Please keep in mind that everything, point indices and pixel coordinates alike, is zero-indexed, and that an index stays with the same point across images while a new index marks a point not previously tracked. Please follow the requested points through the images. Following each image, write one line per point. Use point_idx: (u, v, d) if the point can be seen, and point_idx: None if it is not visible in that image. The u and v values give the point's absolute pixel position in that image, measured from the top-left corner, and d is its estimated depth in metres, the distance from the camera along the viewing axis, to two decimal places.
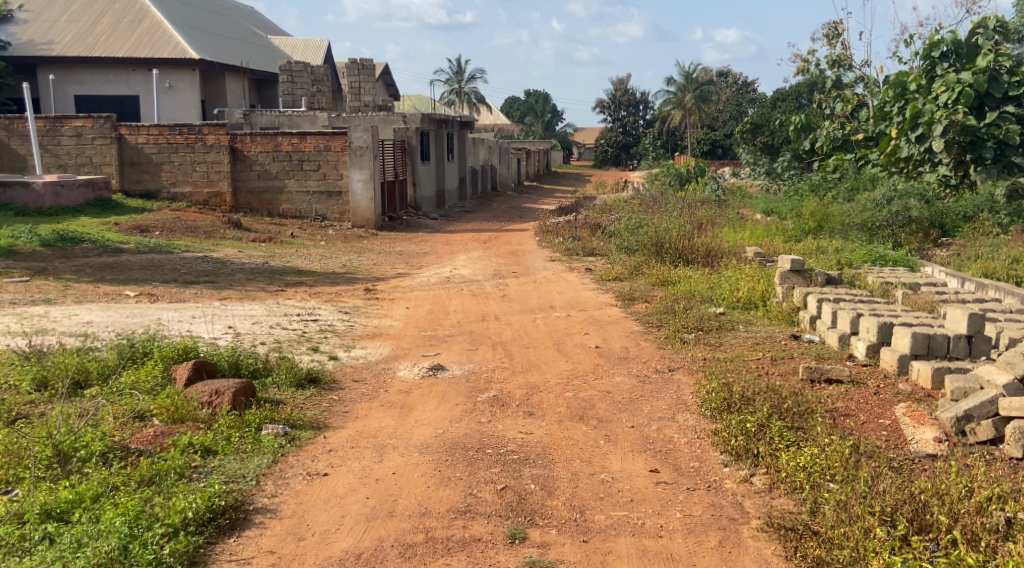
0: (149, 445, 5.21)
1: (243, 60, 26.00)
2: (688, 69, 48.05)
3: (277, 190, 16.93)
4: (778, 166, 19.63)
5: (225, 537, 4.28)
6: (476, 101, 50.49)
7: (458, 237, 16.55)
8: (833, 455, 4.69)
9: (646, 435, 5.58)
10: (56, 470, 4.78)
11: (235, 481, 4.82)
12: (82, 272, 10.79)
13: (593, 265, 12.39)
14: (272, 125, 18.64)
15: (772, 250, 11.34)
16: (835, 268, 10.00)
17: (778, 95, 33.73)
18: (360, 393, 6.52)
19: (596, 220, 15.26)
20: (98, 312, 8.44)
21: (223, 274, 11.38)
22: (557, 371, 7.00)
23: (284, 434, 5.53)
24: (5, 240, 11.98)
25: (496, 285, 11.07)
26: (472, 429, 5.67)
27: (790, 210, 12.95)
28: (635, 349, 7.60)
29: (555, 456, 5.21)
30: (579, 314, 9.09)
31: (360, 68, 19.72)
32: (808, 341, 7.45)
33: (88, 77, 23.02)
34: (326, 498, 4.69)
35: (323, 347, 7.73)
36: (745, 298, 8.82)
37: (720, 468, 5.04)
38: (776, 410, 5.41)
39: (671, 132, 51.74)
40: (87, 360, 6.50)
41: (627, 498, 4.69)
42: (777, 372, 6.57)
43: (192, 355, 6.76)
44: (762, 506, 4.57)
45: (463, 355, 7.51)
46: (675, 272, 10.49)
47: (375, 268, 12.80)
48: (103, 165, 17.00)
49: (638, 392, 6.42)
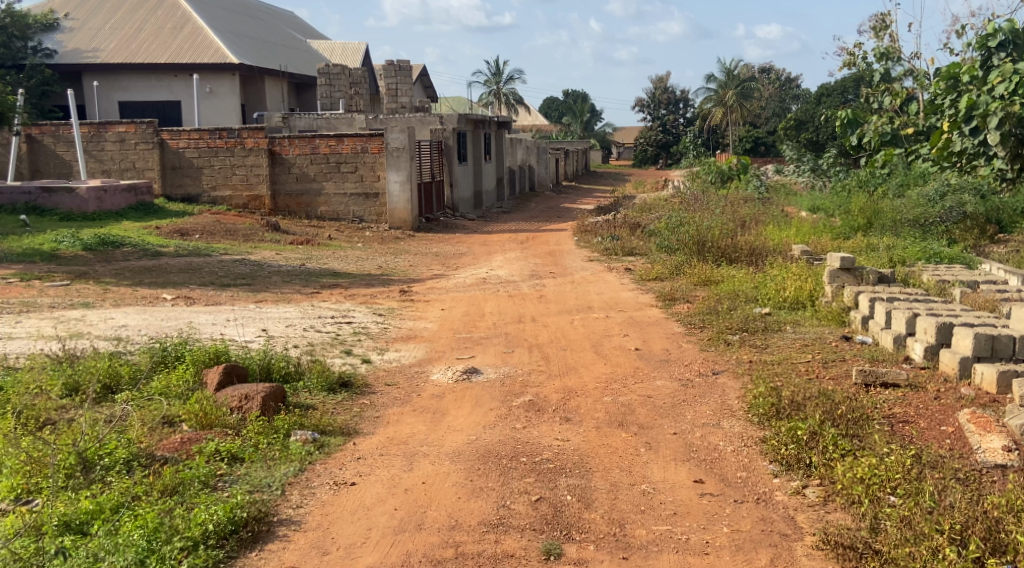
0: (175, 452, 5.06)
1: (283, 63, 26.12)
2: (730, 65, 47.28)
3: (315, 192, 16.83)
4: (825, 162, 19.09)
5: (246, 550, 4.09)
6: (515, 102, 50.31)
7: (496, 237, 16.37)
8: (893, 466, 4.35)
9: (690, 442, 5.29)
10: (78, 479, 4.63)
11: (260, 491, 4.64)
12: (122, 276, 10.77)
13: (633, 264, 12.12)
14: (311, 128, 18.60)
15: (820, 248, 10.97)
16: (887, 265, 9.59)
17: (823, 90, 33.03)
18: (393, 397, 6.34)
19: (636, 219, 14.91)
20: (134, 316, 8.35)
21: (260, 276, 11.31)
22: (595, 375, 6.74)
23: (313, 440, 5.35)
24: (49, 245, 12.05)
25: (534, 286, 10.82)
26: (507, 435, 5.43)
27: (838, 206, 12.56)
28: (677, 351, 7.31)
29: (594, 465, 4.96)
30: (618, 315, 8.83)
31: (397, 69, 19.56)
32: (861, 342, 7.09)
33: (131, 83, 23.24)
34: (353, 510, 4.48)
35: (356, 349, 7.57)
36: (792, 297, 8.46)
37: (770, 479, 4.73)
38: (829, 416, 5.10)
39: (712, 130, 51.09)
40: (120, 364, 6.41)
41: (670, 511, 4.42)
42: (828, 375, 6.25)
43: (224, 359, 6.62)
44: (817, 522, 4.27)
45: (499, 358, 7.29)
46: (718, 271, 10.16)
47: (412, 269, 12.65)
48: (145, 170, 17.12)
49: (681, 396, 6.14)
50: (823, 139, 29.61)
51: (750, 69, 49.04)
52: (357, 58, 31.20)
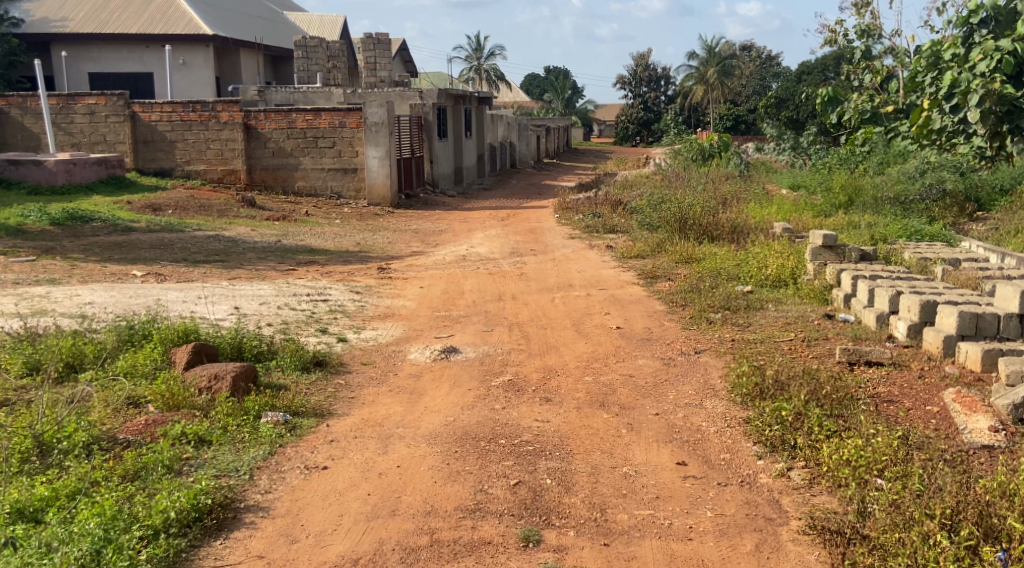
0: (138, 435, 4.91)
1: (258, 35, 25.64)
2: (711, 42, 47.07)
3: (292, 167, 16.53)
4: (806, 140, 18.94)
5: (210, 538, 3.96)
6: (496, 78, 49.91)
7: (476, 214, 16.17)
8: (880, 447, 4.24)
9: (672, 423, 5.16)
10: (34, 464, 4.48)
11: (226, 475, 4.49)
12: (91, 251, 10.51)
13: (614, 242, 11.97)
14: (287, 102, 18.26)
15: (802, 226, 10.85)
16: (869, 243, 9.50)
17: (805, 67, 32.84)
18: (368, 376, 6.18)
19: (617, 196, 14.71)
20: (102, 292, 8.11)
21: (234, 252, 11.07)
22: (576, 354, 6.60)
23: (284, 422, 5.17)
24: (15, 219, 11.75)
25: (514, 263, 10.64)
26: (485, 417, 5.28)
27: (819, 183, 12.44)
28: (659, 329, 7.19)
29: (573, 448, 4.82)
30: (599, 293, 8.69)
31: (376, 42, 19.19)
32: (843, 320, 6.98)
33: (102, 54, 22.74)
34: (325, 495, 4.34)
35: (332, 328, 7.38)
36: (774, 275, 8.34)
37: (754, 461, 4.62)
38: (814, 396, 4.98)
39: (693, 107, 50.94)
40: (84, 343, 6.19)
41: (652, 495, 4.30)
42: (811, 354, 6.13)
43: (193, 337, 6.41)
44: (802, 505, 4.16)
45: (478, 337, 7.12)
46: (698, 249, 10.01)
47: (390, 246, 12.44)
48: (117, 143, 16.77)
49: (663, 375, 6.02)
50: (803, 117, 29.49)
51: (731, 46, 48.84)
52: (335, 31, 30.71)
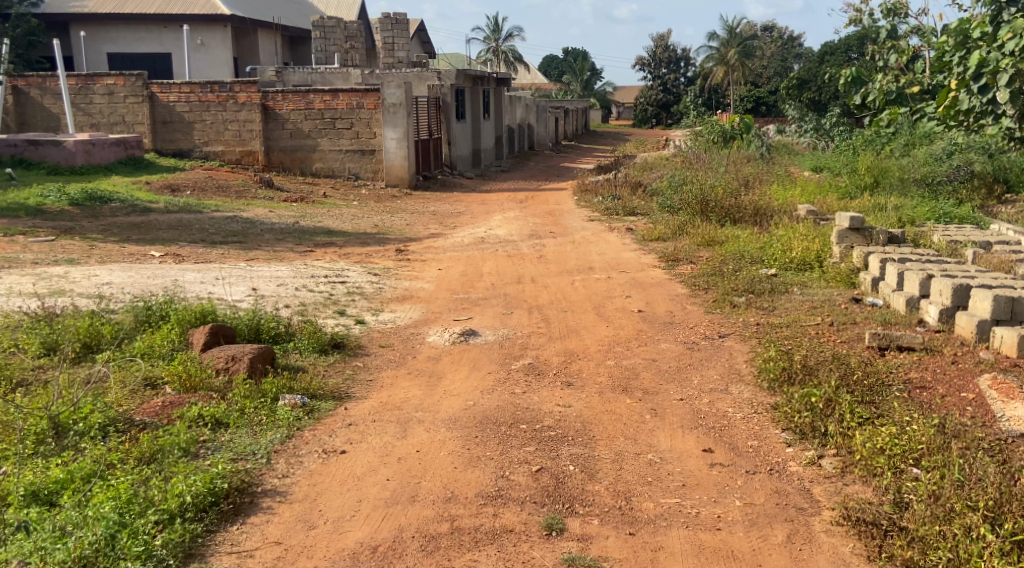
0: (155, 417, 4.85)
1: (276, 15, 25.50)
2: (732, 23, 46.48)
3: (310, 148, 16.43)
4: (828, 122, 18.72)
5: (227, 524, 3.89)
6: (514, 59, 49.59)
7: (494, 196, 16.03)
8: (917, 436, 4.11)
9: (697, 409, 5.04)
10: (49, 446, 4.43)
11: (244, 459, 4.43)
12: (109, 232, 10.48)
13: (634, 224, 11.81)
14: (305, 83, 18.16)
15: (827, 208, 10.65)
16: (897, 226, 9.31)
17: (828, 48, 32.33)
18: (387, 358, 6.10)
19: (637, 178, 14.54)
20: (120, 273, 8.06)
21: (252, 233, 11.01)
22: (597, 337, 6.48)
23: (302, 405, 5.09)
24: (35, 199, 11.73)
25: (533, 246, 10.52)
26: (506, 401, 5.18)
27: (844, 165, 12.22)
28: (682, 313, 7.06)
29: (596, 433, 4.72)
30: (620, 276, 8.56)
31: (394, 22, 19.02)
32: (871, 305, 6.82)
33: (120, 34, 22.68)
34: (344, 480, 4.26)
35: (350, 310, 7.30)
36: (799, 258, 8.16)
37: (783, 448, 4.49)
38: (844, 382, 4.85)
39: (713, 89, 50.50)
40: (101, 323, 6.13)
41: (678, 483, 4.19)
42: (840, 338, 5.98)
43: (211, 318, 6.34)
44: (834, 495, 4.04)
45: (497, 319, 7.02)
46: (721, 231, 9.84)
47: (408, 228, 12.34)
48: (136, 124, 16.75)
49: (687, 359, 5.90)
50: (825, 99, 29.14)
51: (752, 27, 48.22)
52: (353, 12, 30.52)
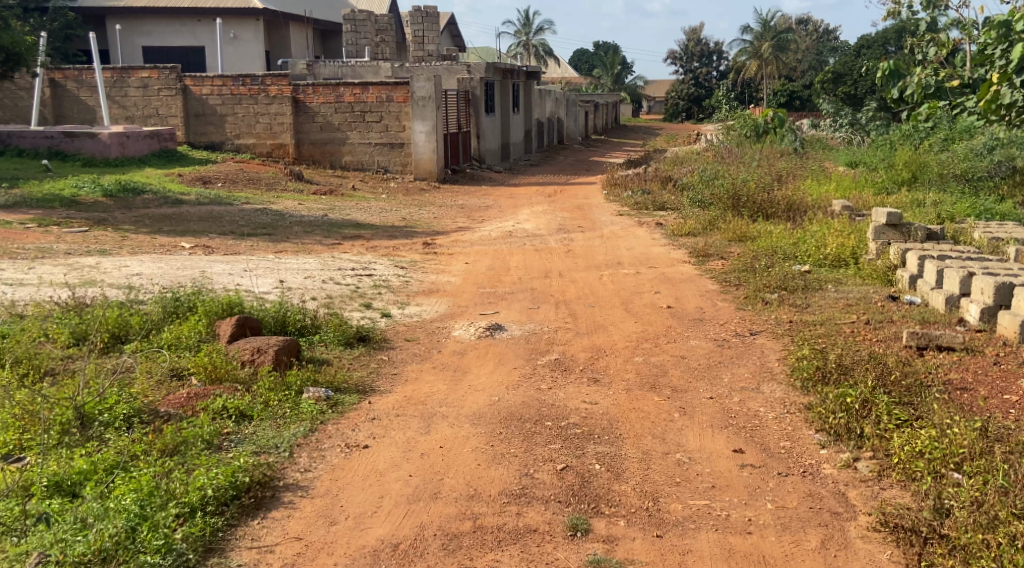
0: (180, 408, 4.82)
1: (308, 8, 25.56)
2: (766, 16, 45.87)
3: (340, 141, 16.42)
4: (865, 116, 18.45)
5: (248, 518, 3.84)
6: (545, 53, 49.38)
7: (523, 190, 15.93)
8: (957, 438, 3.96)
9: (728, 408, 4.92)
10: (74, 436, 4.41)
11: (266, 452, 4.38)
12: (141, 223, 10.52)
13: (664, 219, 11.65)
14: (336, 76, 18.15)
15: (862, 204, 10.41)
16: (936, 222, 9.08)
17: (865, 41, 31.78)
18: (412, 352, 6.03)
19: (668, 172, 14.35)
20: (149, 264, 8.06)
21: (281, 226, 11.00)
22: (625, 333, 6.36)
23: (326, 398, 5.04)
24: (69, 190, 11.81)
25: (562, 240, 10.41)
26: (531, 397, 5.09)
27: (881, 160, 11.98)
28: (712, 309, 6.92)
29: (624, 432, 4.61)
30: (649, 271, 8.43)
31: (424, 15, 18.96)
32: (909, 303, 6.64)
33: (155, 28, 22.85)
34: (366, 475, 4.20)
35: (376, 303, 7.24)
36: (834, 255, 7.98)
37: (817, 450, 4.37)
38: (881, 383, 4.70)
39: (746, 83, 49.97)
40: (130, 314, 6.12)
41: (708, 484, 4.07)
42: (876, 337, 5.82)
43: (238, 310, 6.30)
44: (871, 499, 3.91)
45: (524, 314, 6.92)
46: (753, 226, 9.67)
47: (436, 221, 12.28)
48: (169, 117, 16.85)
49: (717, 357, 5.77)
50: (861, 93, 28.64)
51: (786, 21, 47.58)
52: (385, 5, 30.52)
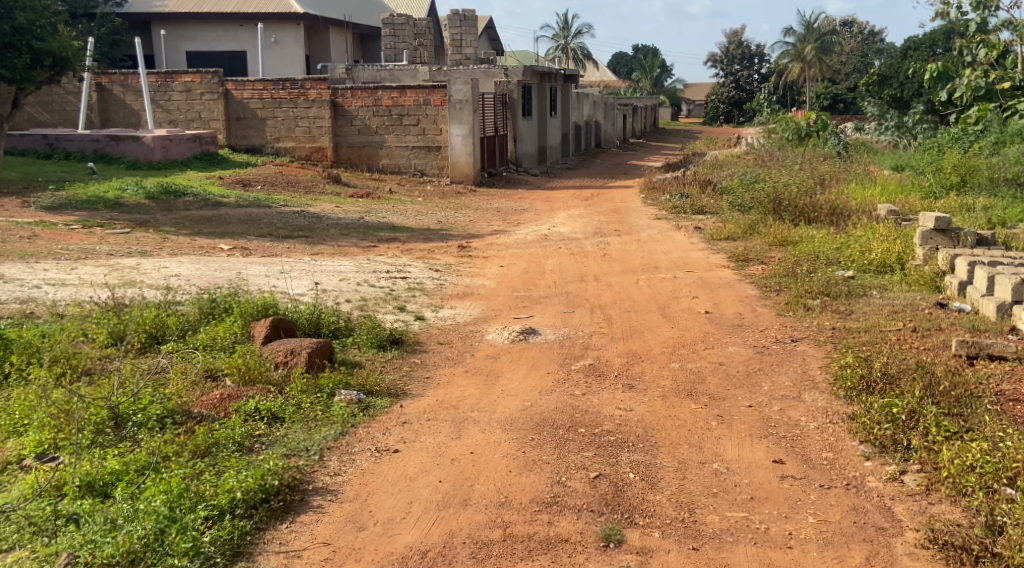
0: (212, 409, 4.79)
1: (348, 13, 25.70)
2: (810, 18, 45.24)
3: (377, 145, 16.44)
4: (911, 119, 18.09)
5: (277, 522, 3.78)
6: (584, 57, 49.24)
7: (560, 193, 15.83)
8: (1011, 452, 3.79)
9: (768, 417, 4.77)
10: (107, 436, 4.40)
11: (297, 455, 4.33)
12: (182, 225, 10.59)
13: (703, 223, 11.48)
14: (374, 80, 18.20)
15: (908, 208, 10.15)
16: (986, 227, 8.82)
17: (912, 43, 31.16)
18: (445, 356, 5.96)
19: (707, 176, 14.15)
20: (188, 265, 8.09)
21: (318, 228, 11.02)
22: (662, 339, 6.23)
23: (358, 401, 4.98)
24: (113, 192, 11.93)
25: (598, 244, 10.28)
26: (565, 403, 4.99)
27: (928, 163, 11.69)
28: (751, 315, 6.77)
29: (659, 440, 4.49)
30: (686, 276, 8.28)
31: (462, 19, 18.95)
32: (958, 310, 6.44)
33: (198, 33, 23.12)
34: (395, 480, 4.13)
35: (410, 306, 7.18)
36: (879, 260, 7.76)
37: (861, 462, 4.21)
38: (929, 393, 4.53)
39: (787, 86, 49.47)
40: (167, 314, 6.13)
41: (747, 496, 3.94)
42: (923, 346, 5.63)
43: (273, 311, 6.28)
44: (919, 514, 3.75)
45: (559, 318, 6.83)
46: (795, 231, 9.47)
47: (472, 224, 12.23)
48: (211, 121, 17.02)
49: (756, 364, 5.62)
50: (908, 96, 28.31)
51: (830, 23, 46.89)
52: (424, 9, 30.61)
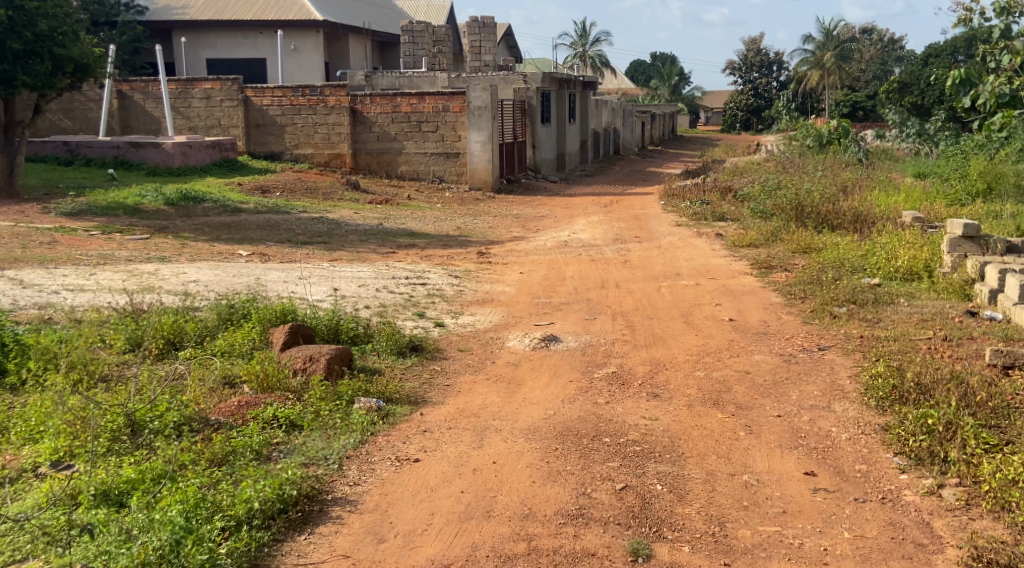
0: (230, 417, 4.72)
1: (367, 21, 25.74)
2: (829, 25, 44.98)
3: (396, 151, 16.41)
4: (934, 126, 17.91)
5: (295, 533, 3.70)
6: (602, 64, 49.17)
7: (578, 200, 15.74)
8: None
9: (797, 427, 4.65)
10: (124, 444, 4.33)
11: (315, 464, 4.25)
12: (201, 231, 10.57)
13: (724, 230, 11.35)
14: (393, 87, 18.18)
15: (933, 215, 9.99)
16: (1015, 234, 8.66)
17: (933, 49, 30.88)
18: (465, 363, 5.87)
19: (727, 183, 14.02)
20: (206, 271, 8.04)
21: (337, 234, 10.98)
22: (685, 347, 6.12)
23: (377, 409, 4.90)
24: (133, 198, 11.92)
25: (618, 250, 10.18)
26: (587, 411, 4.88)
27: (953, 170, 11.51)
28: (777, 323, 6.64)
29: (686, 450, 4.38)
30: (709, 283, 8.16)
31: (481, 25, 18.90)
32: (989, 318, 6.30)
33: (218, 41, 23.21)
34: (416, 490, 4.04)
35: (429, 312, 7.10)
36: (906, 268, 7.61)
37: (896, 475, 4.08)
38: (965, 404, 4.41)
39: (806, 94, 49.25)
40: (186, 320, 6.08)
41: (778, 509, 3.82)
42: (955, 355, 5.48)
43: (291, 317, 6.21)
44: (959, 530, 3.62)
45: (580, 325, 6.73)
46: (819, 238, 9.33)
47: (490, 230, 12.16)
48: (231, 127, 17.05)
49: (783, 373, 5.49)
50: (929, 103, 28.14)
51: (849, 30, 46.59)
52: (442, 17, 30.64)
